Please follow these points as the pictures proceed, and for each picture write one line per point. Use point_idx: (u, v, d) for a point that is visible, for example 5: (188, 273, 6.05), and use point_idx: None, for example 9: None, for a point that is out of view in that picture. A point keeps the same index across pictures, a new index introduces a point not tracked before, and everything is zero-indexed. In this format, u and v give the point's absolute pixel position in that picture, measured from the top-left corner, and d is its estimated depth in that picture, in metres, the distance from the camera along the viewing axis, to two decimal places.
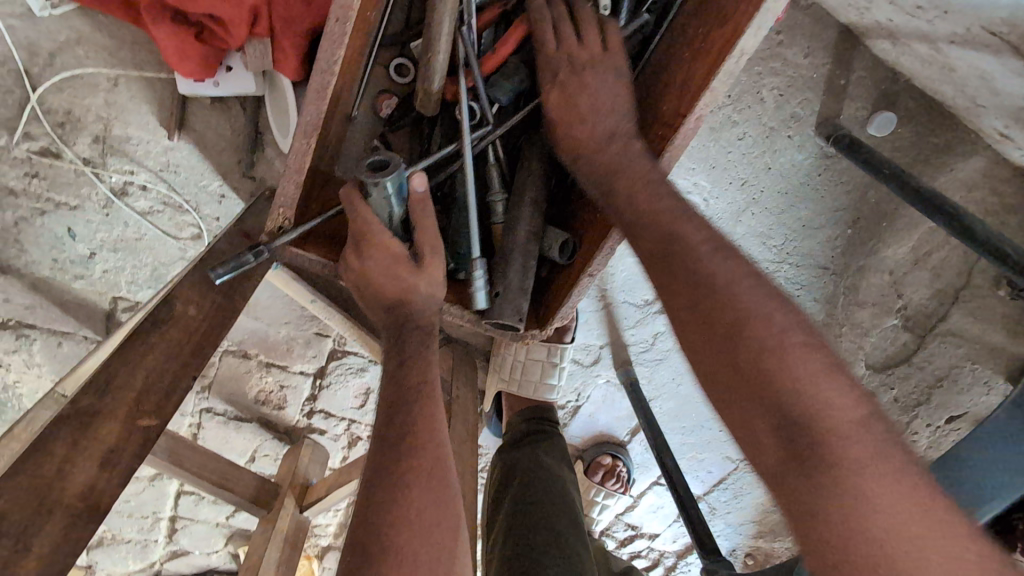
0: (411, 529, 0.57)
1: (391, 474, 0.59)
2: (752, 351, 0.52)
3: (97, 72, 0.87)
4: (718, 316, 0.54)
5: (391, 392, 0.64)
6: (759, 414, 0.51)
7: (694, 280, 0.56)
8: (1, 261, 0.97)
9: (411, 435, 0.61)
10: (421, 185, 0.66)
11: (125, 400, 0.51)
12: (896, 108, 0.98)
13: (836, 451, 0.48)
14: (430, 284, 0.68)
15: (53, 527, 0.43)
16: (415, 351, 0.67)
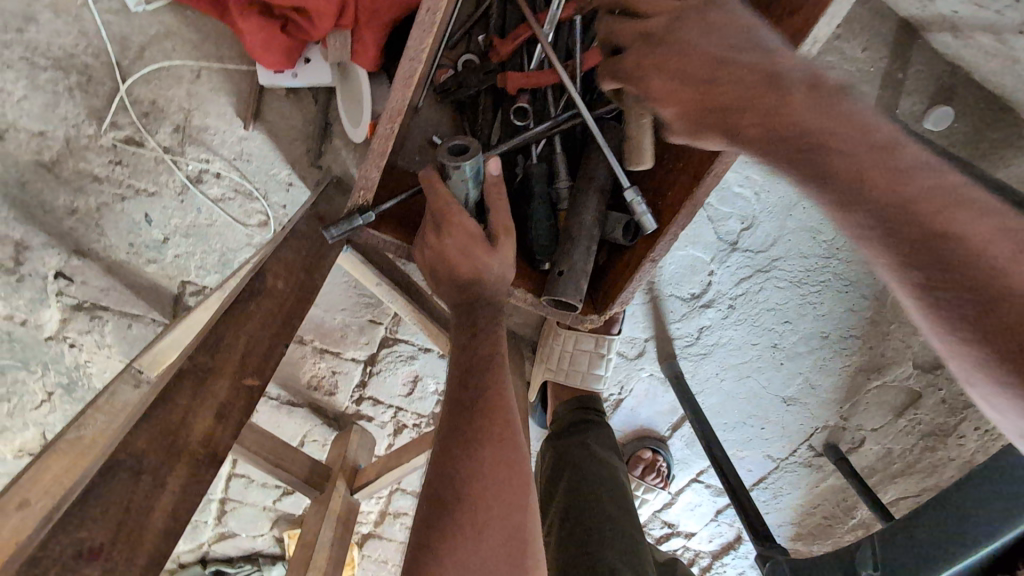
0: (486, 487, 0.60)
1: (466, 435, 0.62)
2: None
3: (183, 65, 0.94)
4: (928, 217, 0.50)
5: (463, 361, 0.67)
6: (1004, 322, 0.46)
7: (936, 236, 0.49)
8: (83, 245, 1.03)
9: (485, 402, 0.64)
10: (495, 168, 0.71)
11: (233, 360, 0.55)
12: (954, 103, 0.98)
13: None
14: (502, 262, 0.71)
15: (181, 469, 0.46)
16: (486, 324, 0.70)
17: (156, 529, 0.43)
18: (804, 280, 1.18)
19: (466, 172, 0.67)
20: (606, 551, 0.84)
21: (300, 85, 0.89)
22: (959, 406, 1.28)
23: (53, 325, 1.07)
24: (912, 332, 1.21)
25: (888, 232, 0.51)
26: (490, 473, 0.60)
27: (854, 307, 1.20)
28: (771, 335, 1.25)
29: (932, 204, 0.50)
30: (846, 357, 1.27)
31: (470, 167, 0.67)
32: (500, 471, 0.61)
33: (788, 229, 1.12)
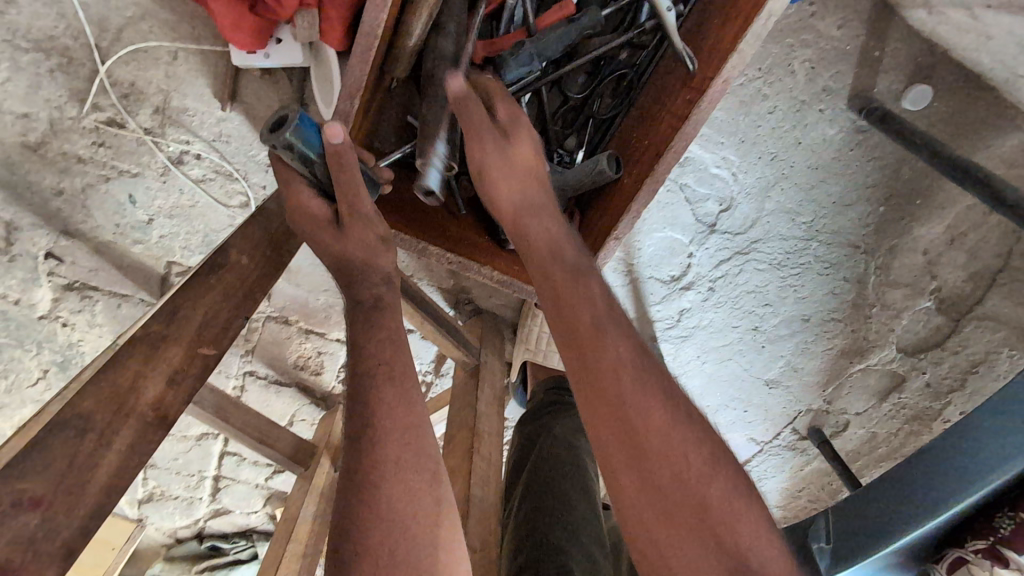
0: (387, 532, 0.59)
1: (369, 476, 0.61)
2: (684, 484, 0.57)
3: (160, 46, 0.95)
4: (585, 341, 0.63)
5: (358, 388, 0.66)
6: (613, 437, 0.59)
7: (589, 358, 0.62)
8: (71, 226, 1.05)
9: (383, 430, 0.63)
10: (337, 136, 0.68)
11: (189, 330, 0.57)
12: (932, 81, 0.97)
13: (662, 485, 0.56)
14: (363, 247, 0.73)
15: (129, 428, 0.49)
16: (384, 336, 0.69)
17: (99, 484, 0.45)
18: (786, 262, 1.17)
19: (290, 149, 0.67)
20: (553, 531, 0.84)
21: (273, 65, 0.91)
22: (943, 391, 1.21)
23: (45, 304, 1.10)
24: (894, 315, 1.20)
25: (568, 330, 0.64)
26: (395, 509, 0.60)
27: (836, 290, 1.21)
28: (753, 317, 1.24)
29: (590, 327, 0.63)
30: (828, 339, 1.26)
31: (297, 141, 0.67)
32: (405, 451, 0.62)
33: (767, 210, 1.11)
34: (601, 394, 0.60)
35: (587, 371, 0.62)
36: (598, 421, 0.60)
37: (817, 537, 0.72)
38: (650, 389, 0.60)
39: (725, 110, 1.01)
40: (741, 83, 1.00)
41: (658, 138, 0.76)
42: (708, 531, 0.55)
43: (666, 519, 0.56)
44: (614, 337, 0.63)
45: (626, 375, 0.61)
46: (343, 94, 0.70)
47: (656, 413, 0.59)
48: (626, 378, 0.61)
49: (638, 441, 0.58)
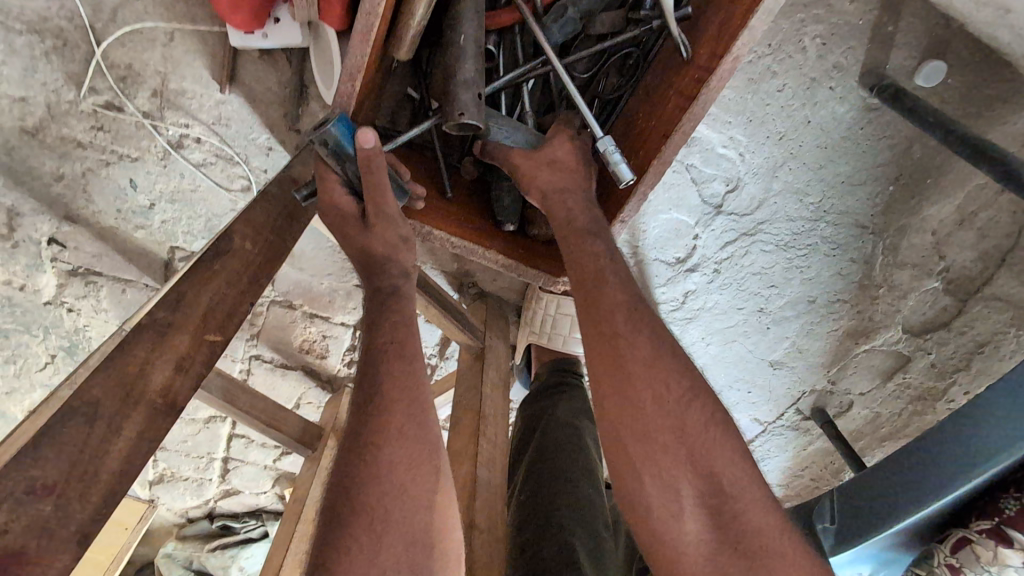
0: (385, 496, 0.60)
1: (374, 440, 0.63)
2: (694, 460, 0.64)
3: (155, 27, 0.93)
4: (590, 292, 0.73)
5: (371, 362, 0.67)
6: (614, 374, 0.68)
7: (593, 307, 0.72)
8: (73, 211, 1.06)
9: (394, 402, 0.65)
10: (369, 140, 0.69)
11: (195, 316, 0.57)
12: (946, 57, 0.95)
13: (650, 409, 0.66)
14: (386, 245, 0.75)
15: (137, 416, 0.49)
16: (398, 321, 0.71)
17: (111, 472, 0.46)
18: (792, 244, 1.16)
19: (326, 147, 0.69)
20: (556, 511, 0.85)
21: (271, 46, 0.89)
22: (947, 369, 1.21)
23: (50, 290, 1.12)
24: (900, 296, 1.19)
25: (579, 287, 0.74)
26: (393, 469, 0.62)
27: (842, 271, 1.20)
28: (758, 298, 1.24)
29: (601, 278, 0.74)
30: (834, 320, 1.26)
31: (334, 139, 0.69)
32: (402, 418, 0.64)
33: (774, 191, 1.10)
34: (608, 337, 0.70)
35: (590, 314, 0.72)
36: (604, 370, 0.69)
37: (822, 516, 0.73)
38: (644, 328, 0.71)
39: (733, 88, 0.99)
40: (749, 60, 0.97)
41: (666, 120, 0.75)
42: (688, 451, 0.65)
43: (664, 446, 0.65)
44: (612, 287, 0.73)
45: (621, 311, 0.71)
46: (344, 76, 0.68)
47: (646, 351, 0.69)
48: (619, 329, 0.70)
49: (634, 376, 0.68)
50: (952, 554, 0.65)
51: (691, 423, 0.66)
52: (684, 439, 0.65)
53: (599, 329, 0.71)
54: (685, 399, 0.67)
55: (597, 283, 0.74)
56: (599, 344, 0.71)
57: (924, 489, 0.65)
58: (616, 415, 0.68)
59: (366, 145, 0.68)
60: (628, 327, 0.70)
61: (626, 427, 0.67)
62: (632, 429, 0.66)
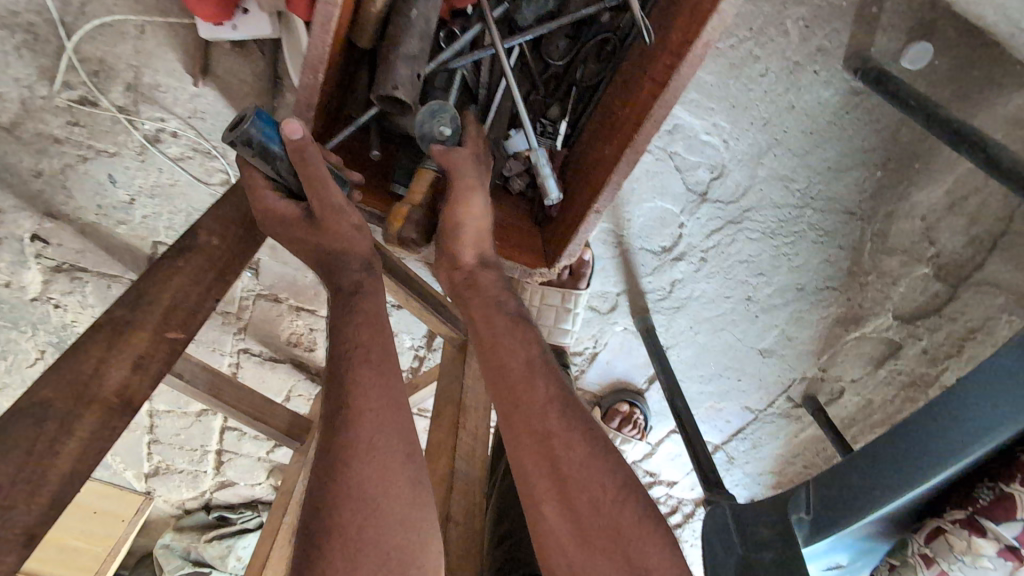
0: (357, 510, 0.61)
1: (345, 451, 0.63)
2: (628, 564, 0.62)
3: (125, 20, 0.91)
4: (517, 382, 0.70)
5: (338, 367, 0.67)
6: (540, 466, 0.66)
7: (520, 401, 0.70)
8: (53, 207, 1.05)
9: (363, 412, 0.64)
10: (296, 131, 0.67)
11: (154, 313, 0.57)
12: (933, 38, 0.93)
13: (579, 506, 0.64)
14: (345, 239, 0.73)
15: (92, 416, 0.49)
16: (362, 322, 0.70)
17: (63, 472, 0.46)
18: (779, 231, 1.15)
19: (252, 145, 0.67)
20: None
21: (242, 37, 0.88)
22: (940, 356, 1.20)
23: (35, 286, 1.13)
24: (891, 282, 1.19)
25: (503, 374, 0.72)
26: (364, 479, 0.62)
27: (831, 259, 1.18)
28: (746, 287, 1.23)
29: (524, 368, 0.72)
30: (823, 308, 1.25)
31: (256, 137, 0.67)
32: (375, 426, 0.64)
33: (759, 177, 1.08)
34: (532, 430, 0.68)
35: (517, 408, 0.70)
36: (532, 466, 0.67)
37: (798, 505, 0.72)
38: (575, 423, 0.69)
39: (714, 73, 0.97)
40: (731, 44, 0.95)
41: (638, 108, 0.73)
42: (619, 552, 0.63)
43: (583, 543, 0.63)
44: (541, 379, 0.71)
45: (553, 405, 0.69)
46: (306, 68, 0.67)
47: (578, 446, 0.67)
48: (551, 424, 0.68)
49: (566, 471, 0.66)
50: (925, 544, 0.65)
51: (625, 523, 0.64)
52: (614, 539, 0.63)
53: (527, 435, 0.68)
54: (617, 496, 0.65)
55: (529, 380, 0.71)
56: (530, 451, 0.67)
57: (899, 478, 0.64)
58: (552, 512, 0.65)
59: (295, 135, 0.67)
60: (561, 425, 0.68)
61: (558, 526, 0.65)
62: (570, 537, 0.64)
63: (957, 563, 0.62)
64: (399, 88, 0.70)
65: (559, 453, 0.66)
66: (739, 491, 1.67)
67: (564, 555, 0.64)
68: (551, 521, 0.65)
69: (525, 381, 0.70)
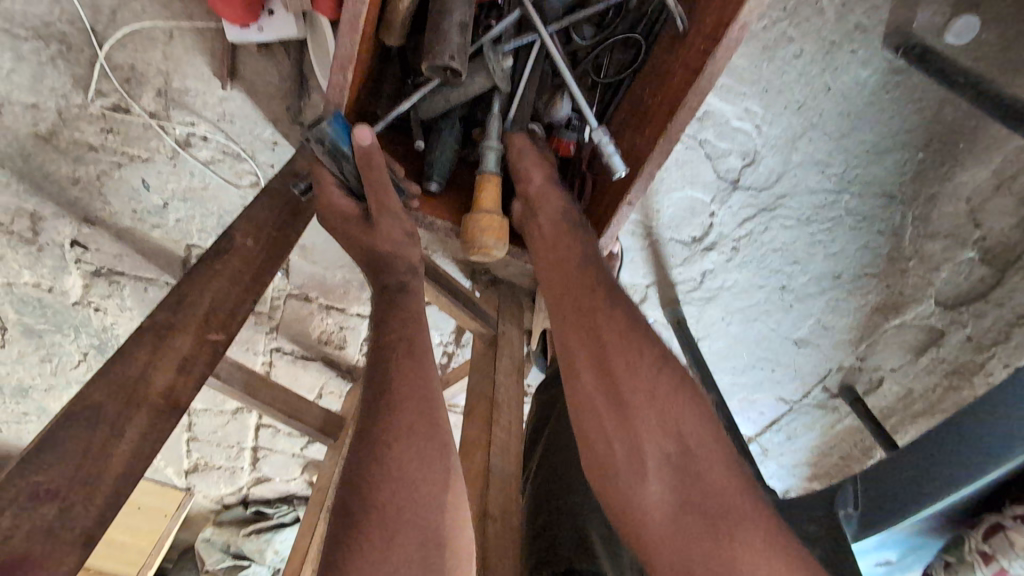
0: (397, 491, 0.61)
1: (384, 439, 0.63)
2: (664, 441, 0.67)
3: (154, 26, 0.91)
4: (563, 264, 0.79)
5: (379, 358, 0.69)
6: (584, 334, 0.74)
7: (566, 280, 0.78)
8: (91, 213, 1.08)
9: (402, 397, 0.66)
10: (366, 138, 0.68)
11: (196, 316, 0.57)
12: (981, 10, 0.88)
13: (619, 370, 0.71)
14: (391, 243, 0.76)
15: (141, 418, 0.50)
16: (406, 318, 0.73)
17: (115, 475, 0.47)
18: (814, 217, 1.11)
19: (322, 144, 0.69)
20: (573, 496, 0.85)
21: (268, 38, 0.88)
22: (986, 343, 1.16)
23: (76, 291, 1.18)
24: (933, 268, 1.14)
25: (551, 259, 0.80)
26: (403, 463, 0.62)
27: (869, 244, 1.15)
28: (780, 276, 1.20)
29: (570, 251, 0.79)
30: (861, 296, 1.21)
31: (330, 136, 0.68)
32: (410, 406, 0.65)
33: (794, 163, 1.05)
34: (576, 303, 0.76)
35: (562, 282, 0.78)
36: (577, 333, 0.75)
37: (846, 501, 0.70)
38: (616, 300, 0.76)
39: (747, 56, 0.94)
40: (764, 25, 0.91)
41: (670, 95, 0.71)
42: (654, 413, 0.68)
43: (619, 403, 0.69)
44: (584, 261, 0.78)
45: (594, 281, 0.77)
46: (335, 67, 0.66)
47: (619, 319, 0.74)
48: (595, 300, 0.76)
49: (606, 338, 0.73)
50: (983, 541, 0.61)
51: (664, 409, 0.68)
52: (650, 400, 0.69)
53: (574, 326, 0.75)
54: (656, 365, 0.71)
55: (573, 258, 0.79)
56: (574, 327, 0.75)
57: (946, 471, 0.62)
58: (591, 374, 0.72)
59: (365, 141, 0.68)
60: (604, 302, 0.75)
61: (596, 386, 0.71)
62: (607, 399, 0.70)
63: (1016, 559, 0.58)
64: (455, 59, 0.66)
65: (600, 323, 0.74)
66: (774, 482, 1.65)
67: (603, 412, 0.70)
68: (592, 380, 0.72)
69: (570, 261, 0.79)
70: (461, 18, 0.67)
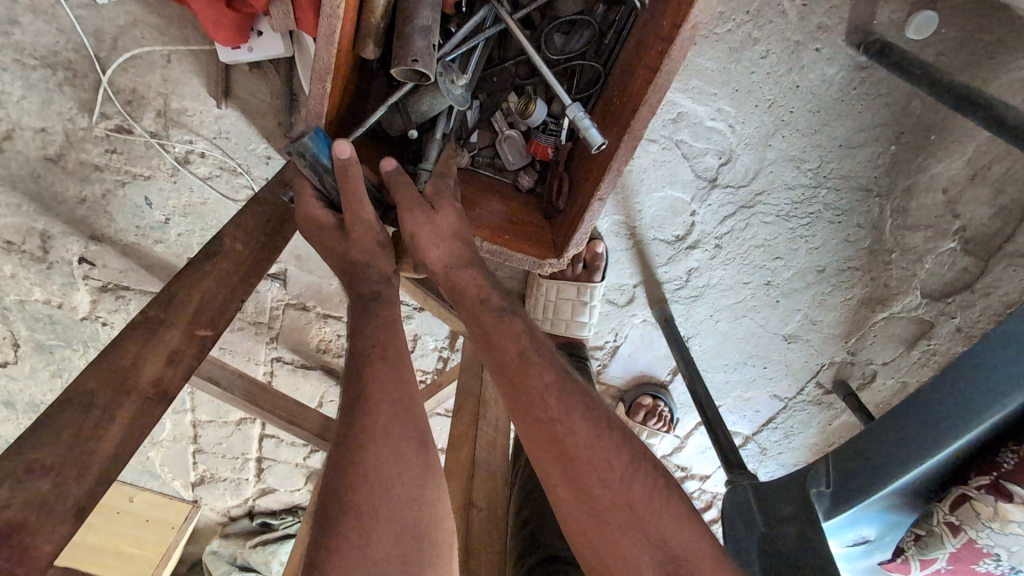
0: (373, 490, 0.63)
1: (360, 442, 0.65)
2: (614, 494, 0.62)
3: (153, 51, 0.98)
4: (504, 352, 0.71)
5: (356, 366, 0.72)
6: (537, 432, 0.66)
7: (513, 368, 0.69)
8: (98, 230, 1.14)
9: (377, 403, 0.68)
10: (345, 151, 0.71)
11: (184, 313, 0.61)
12: (937, 7, 0.91)
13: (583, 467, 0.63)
14: (365, 252, 0.79)
15: (129, 404, 0.53)
16: (379, 322, 0.75)
17: (103, 456, 0.50)
18: (793, 213, 1.14)
19: (304, 159, 0.73)
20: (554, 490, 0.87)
21: (258, 58, 0.93)
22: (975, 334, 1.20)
23: (84, 306, 1.24)
24: (916, 258, 1.16)
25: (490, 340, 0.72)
26: (381, 459, 0.65)
27: (850, 238, 1.17)
28: (764, 272, 1.22)
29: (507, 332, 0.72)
30: (847, 289, 1.23)
31: (311, 150, 0.72)
32: (388, 406, 0.68)
33: (769, 160, 1.08)
34: (525, 389, 0.68)
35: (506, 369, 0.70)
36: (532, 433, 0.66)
37: (817, 479, 0.71)
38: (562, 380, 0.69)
39: (714, 60, 0.99)
40: (729, 29, 0.96)
41: (634, 95, 0.75)
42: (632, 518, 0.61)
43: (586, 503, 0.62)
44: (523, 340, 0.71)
45: (535, 364, 0.70)
46: (314, 79, 0.71)
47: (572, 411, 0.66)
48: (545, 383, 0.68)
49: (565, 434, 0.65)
50: (951, 513, 0.64)
51: (613, 464, 0.63)
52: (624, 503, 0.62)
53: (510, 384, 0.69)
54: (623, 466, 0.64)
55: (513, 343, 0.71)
56: (526, 418, 0.67)
57: (914, 444, 0.64)
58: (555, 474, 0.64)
59: (343, 156, 0.71)
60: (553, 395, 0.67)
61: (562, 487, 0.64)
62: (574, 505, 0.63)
63: (984, 531, 0.61)
64: (418, 61, 0.71)
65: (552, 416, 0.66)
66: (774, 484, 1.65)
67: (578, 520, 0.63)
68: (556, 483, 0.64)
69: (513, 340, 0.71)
70: (425, 25, 0.72)
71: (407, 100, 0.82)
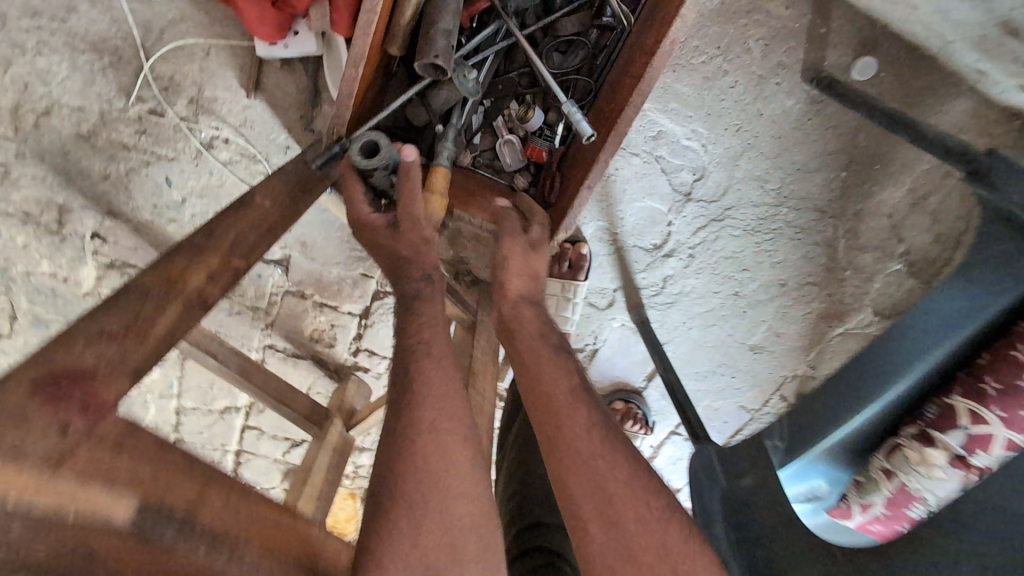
0: (418, 487, 0.62)
1: (408, 439, 0.65)
2: (649, 537, 0.63)
3: (196, 44, 1.10)
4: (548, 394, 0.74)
5: (407, 366, 0.72)
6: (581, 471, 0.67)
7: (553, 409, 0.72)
8: (115, 206, 1.20)
9: (425, 402, 0.68)
10: (410, 155, 0.84)
11: (221, 246, 0.68)
12: (876, 54, 1.08)
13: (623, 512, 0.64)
14: (410, 246, 0.85)
15: None
16: (426, 325, 0.78)
17: None
18: (758, 228, 1.27)
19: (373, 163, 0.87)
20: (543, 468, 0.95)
21: (291, 55, 1.05)
22: None
23: (88, 282, 1.26)
24: (867, 278, 1.29)
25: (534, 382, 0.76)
26: (426, 456, 0.64)
27: (809, 254, 1.29)
28: (732, 282, 1.34)
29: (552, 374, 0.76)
30: (807, 303, 1.34)
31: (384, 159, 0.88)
32: (439, 408, 0.68)
33: (737, 179, 1.22)
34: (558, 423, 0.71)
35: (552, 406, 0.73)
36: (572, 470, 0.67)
37: (771, 434, 0.81)
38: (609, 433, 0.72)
39: (690, 87, 1.13)
40: (703, 60, 1.11)
41: (621, 98, 0.88)
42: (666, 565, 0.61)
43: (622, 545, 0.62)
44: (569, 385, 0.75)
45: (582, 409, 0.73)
46: (348, 63, 0.82)
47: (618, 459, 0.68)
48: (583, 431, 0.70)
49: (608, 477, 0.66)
50: (886, 460, 0.72)
51: (649, 506, 0.64)
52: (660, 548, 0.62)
53: (541, 413, 0.72)
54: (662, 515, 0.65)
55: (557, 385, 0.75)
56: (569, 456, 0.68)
57: (855, 397, 0.76)
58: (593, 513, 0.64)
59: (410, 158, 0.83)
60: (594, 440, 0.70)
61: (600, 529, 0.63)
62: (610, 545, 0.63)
63: (913, 473, 0.68)
64: (438, 57, 0.82)
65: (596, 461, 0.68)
66: None
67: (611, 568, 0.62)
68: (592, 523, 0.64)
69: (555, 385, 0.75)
70: (446, 27, 0.84)
71: (426, 94, 0.94)
